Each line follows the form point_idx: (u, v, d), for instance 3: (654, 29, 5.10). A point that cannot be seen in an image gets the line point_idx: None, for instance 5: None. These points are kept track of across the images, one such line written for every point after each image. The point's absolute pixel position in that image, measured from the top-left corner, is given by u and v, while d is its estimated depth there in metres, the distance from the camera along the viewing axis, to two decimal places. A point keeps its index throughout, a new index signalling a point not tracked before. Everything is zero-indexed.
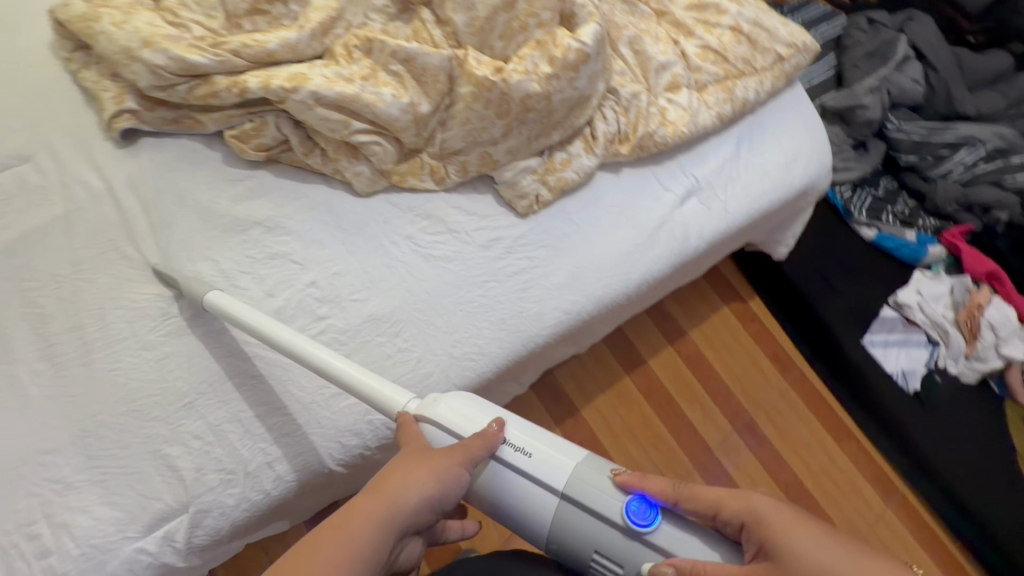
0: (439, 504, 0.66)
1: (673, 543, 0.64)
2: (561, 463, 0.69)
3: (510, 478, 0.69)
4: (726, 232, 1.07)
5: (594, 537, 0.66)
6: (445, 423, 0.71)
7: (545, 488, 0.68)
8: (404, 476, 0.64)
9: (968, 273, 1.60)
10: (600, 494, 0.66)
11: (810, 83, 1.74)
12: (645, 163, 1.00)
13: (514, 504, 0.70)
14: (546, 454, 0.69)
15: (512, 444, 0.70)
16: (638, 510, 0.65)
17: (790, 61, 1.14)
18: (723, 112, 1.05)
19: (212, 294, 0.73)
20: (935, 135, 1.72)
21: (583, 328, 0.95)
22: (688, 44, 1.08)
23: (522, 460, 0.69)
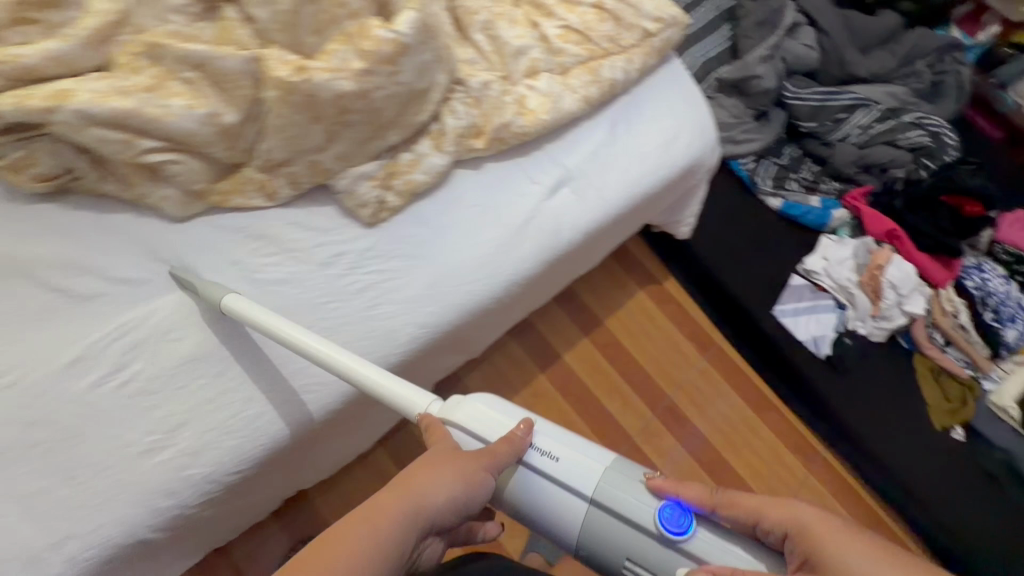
0: (464, 506, 0.65)
1: (706, 550, 0.62)
2: (588, 467, 0.68)
3: (536, 482, 0.69)
4: (605, 220, 1.02)
5: (626, 543, 0.65)
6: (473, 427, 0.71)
7: (574, 494, 0.67)
8: (429, 475, 0.64)
9: (870, 234, 1.62)
10: (628, 499, 0.65)
11: (706, 57, 1.69)
12: (509, 155, 0.94)
13: (543, 510, 0.69)
14: (574, 458, 0.69)
15: (539, 447, 0.70)
16: (671, 516, 0.63)
17: (660, 36, 1.09)
18: (590, 95, 1.00)
19: (229, 298, 0.72)
20: (832, 99, 1.73)
21: (455, 337, 0.91)
22: (549, 25, 1.01)
23: (549, 464, 0.69)
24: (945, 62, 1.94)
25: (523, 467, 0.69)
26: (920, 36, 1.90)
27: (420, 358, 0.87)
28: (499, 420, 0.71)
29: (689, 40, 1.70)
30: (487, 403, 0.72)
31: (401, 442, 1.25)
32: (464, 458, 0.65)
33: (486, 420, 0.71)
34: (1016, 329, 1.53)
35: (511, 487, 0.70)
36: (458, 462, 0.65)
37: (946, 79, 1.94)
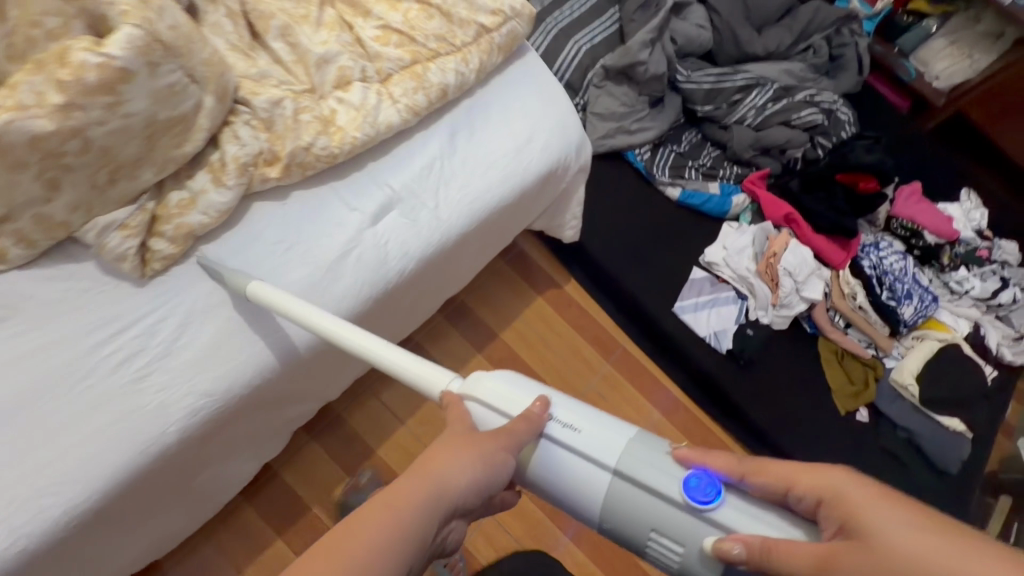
0: (486, 491, 0.59)
1: (738, 520, 0.54)
2: (610, 436, 0.61)
3: (552, 454, 0.62)
4: (444, 242, 0.92)
5: (651, 517, 0.57)
6: (490, 399, 0.65)
7: (594, 465, 0.60)
8: (449, 458, 0.58)
9: (769, 219, 1.58)
10: (657, 470, 0.58)
11: (591, 43, 1.60)
12: (320, 180, 0.83)
13: (559, 482, 0.62)
14: (595, 428, 0.62)
15: (557, 417, 0.63)
16: (698, 486, 0.56)
17: (500, 30, 0.99)
18: (415, 104, 0.89)
19: (253, 286, 0.72)
20: (725, 81, 1.67)
21: (266, 393, 0.81)
22: (365, 26, 0.90)
23: (569, 435, 0.62)
24: (842, 35, 1.90)
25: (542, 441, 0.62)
26: (815, 9, 1.85)
27: (216, 425, 0.77)
28: (518, 392, 0.65)
29: (574, 24, 1.60)
30: (508, 378, 0.66)
31: (268, 499, 1.16)
32: (487, 439, 0.60)
33: (503, 394, 0.65)
34: (912, 306, 1.52)
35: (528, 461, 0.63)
36: (479, 445, 0.59)
37: (845, 52, 1.90)
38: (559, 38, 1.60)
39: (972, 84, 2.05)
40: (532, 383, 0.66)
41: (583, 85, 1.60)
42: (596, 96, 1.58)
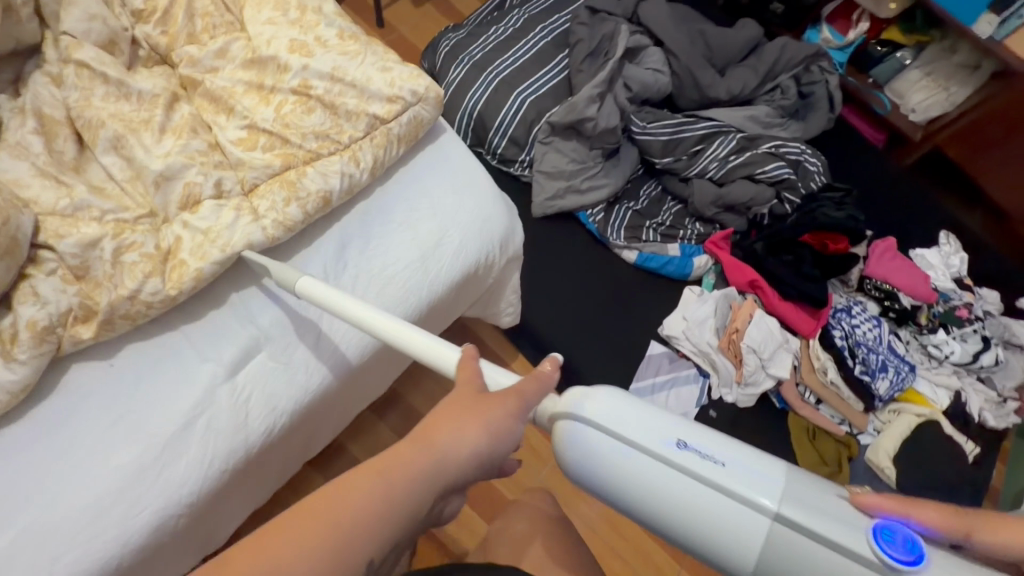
0: (487, 462, 0.59)
1: None
2: (757, 475, 0.51)
3: (683, 489, 0.52)
4: (332, 380, 0.78)
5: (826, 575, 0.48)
6: (597, 421, 0.56)
7: (748, 508, 0.50)
8: (454, 428, 0.58)
9: (732, 284, 1.47)
10: (831, 519, 0.49)
11: (537, 94, 1.46)
12: (162, 327, 0.69)
13: (692, 528, 0.52)
14: (741, 464, 0.52)
15: (690, 445, 0.53)
16: (895, 541, 0.48)
17: (399, 119, 0.84)
18: (288, 219, 0.74)
19: (306, 281, 0.70)
20: (685, 131, 1.54)
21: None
22: (226, 127, 0.76)
23: (714, 471, 0.51)
24: (812, 72, 1.76)
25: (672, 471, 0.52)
26: (781, 47, 1.72)
27: None
28: (636, 417, 0.55)
29: (516, 73, 1.47)
30: (613, 396, 0.57)
31: None
32: (492, 406, 0.59)
33: (618, 417, 0.55)
34: (886, 379, 1.39)
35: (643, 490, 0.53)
36: (480, 413, 0.59)
37: (815, 91, 1.77)
38: (500, 90, 1.46)
39: (952, 117, 1.91)
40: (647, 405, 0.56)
41: (528, 141, 1.46)
42: (542, 153, 1.45)
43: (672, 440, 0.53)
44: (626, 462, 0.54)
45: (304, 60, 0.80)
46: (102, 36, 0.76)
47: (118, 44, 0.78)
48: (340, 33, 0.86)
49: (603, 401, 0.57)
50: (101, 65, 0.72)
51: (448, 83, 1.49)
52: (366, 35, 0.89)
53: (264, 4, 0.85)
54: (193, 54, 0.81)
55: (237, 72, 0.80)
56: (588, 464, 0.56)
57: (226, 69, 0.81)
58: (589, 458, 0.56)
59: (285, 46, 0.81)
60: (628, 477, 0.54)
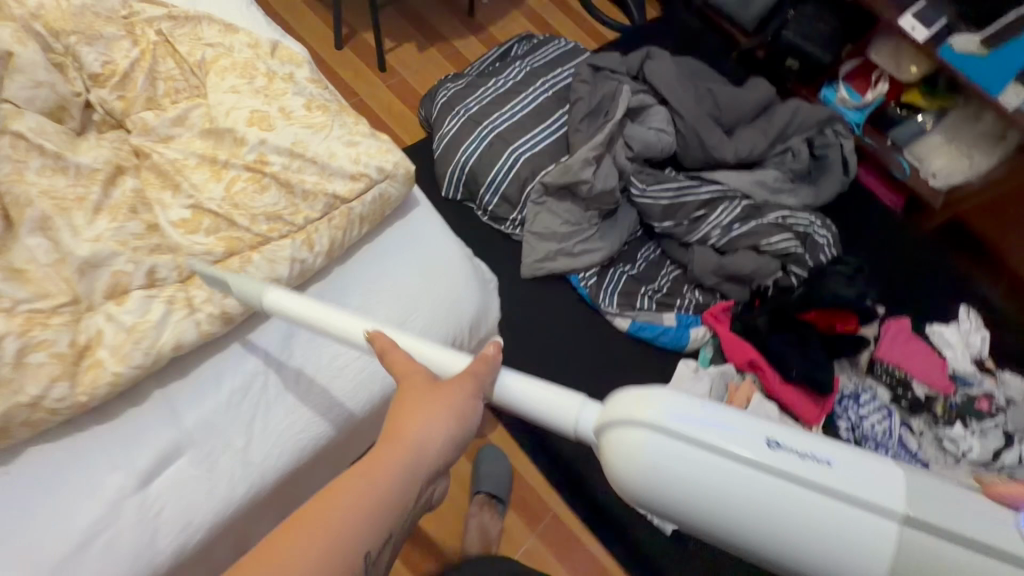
0: (461, 439, 0.60)
1: None
2: (875, 473, 0.41)
3: (769, 496, 0.41)
4: (260, 491, 0.69)
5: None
6: (660, 427, 0.44)
7: (873, 513, 0.39)
8: (416, 421, 0.58)
9: (731, 361, 1.37)
10: (971, 518, 0.39)
11: (531, 152, 1.40)
12: (69, 429, 0.63)
13: (795, 553, 0.42)
14: (854, 463, 0.42)
15: (786, 444, 0.43)
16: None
17: (362, 198, 0.78)
18: (226, 313, 0.68)
19: (267, 290, 0.65)
20: (687, 195, 1.47)
21: None
22: (168, 205, 0.70)
23: (826, 474, 0.41)
24: (826, 135, 1.68)
25: (764, 477, 0.41)
26: (793, 110, 1.65)
27: None
28: (710, 415, 0.44)
29: (512, 129, 1.42)
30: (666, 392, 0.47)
31: None
32: (448, 392, 0.58)
33: (678, 422, 0.44)
34: None
35: (713, 505, 0.42)
36: (438, 400, 0.58)
37: (828, 154, 1.66)
38: (494, 145, 1.40)
39: (975, 185, 1.80)
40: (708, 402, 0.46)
41: (521, 199, 1.40)
42: (534, 214, 1.38)
43: (760, 439, 0.43)
44: (690, 471, 0.43)
45: (263, 134, 0.75)
46: (49, 102, 0.71)
47: (67, 110, 0.73)
48: (307, 103, 0.81)
49: (656, 399, 0.46)
50: (42, 137, 0.68)
51: (442, 135, 1.44)
52: (337, 106, 0.84)
53: (230, 72, 0.81)
54: (148, 121, 0.77)
55: (192, 144, 0.75)
56: (649, 481, 0.44)
57: (182, 137, 0.76)
58: (650, 472, 0.44)
59: (244, 118, 0.76)
60: (690, 488, 0.43)
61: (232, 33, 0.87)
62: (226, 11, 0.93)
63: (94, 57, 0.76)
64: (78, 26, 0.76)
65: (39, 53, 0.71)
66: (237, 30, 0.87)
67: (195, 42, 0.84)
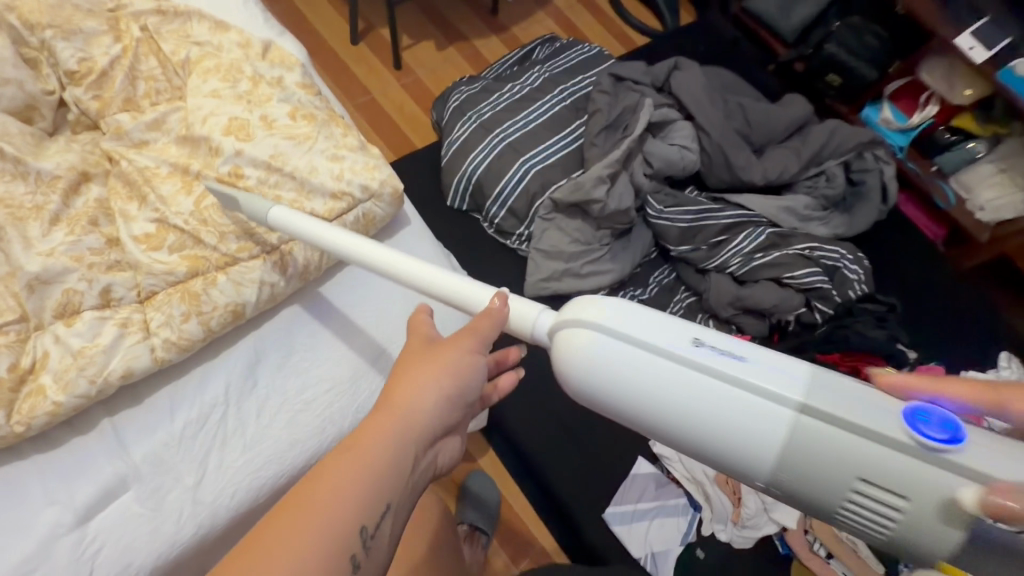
0: (457, 401, 0.60)
1: (1003, 468, 0.40)
2: (791, 369, 0.47)
3: (699, 391, 0.47)
4: (211, 531, 0.64)
5: (855, 461, 0.42)
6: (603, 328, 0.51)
7: (769, 399, 0.45)
8: (416, 379, 0.58)
9: None
10: (848, 400, 0.44)
11: (543, 164, 1.33)
12: (9, 457, 0.59)
13: (726, 442, 0.46)
14: (772, 359, 0.47)
15: (710, 343, 0.49)
16: (930, 421, 0.43)
17: (343, 219, 0.73)
18: (183, 341, 0.63)
19: (275, 211, 0.65)
20: (707, 219, 1.37)
21: None
22: (132, 218, 0.66)
23: (737, 367, 0.47)
24: (864, 160, 1.55)
25: (690, 372, 0.47)
26: (830, 132, 1.53)
27: None
28: (646, 322, 0.50)
29: (525, 139, 1.35)
30: (617, 302, 0.52)
31: None
32: (446, 349, 0.59)
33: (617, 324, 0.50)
34: None
35: (647, 394, 0.48)
36: (437, 359, 0.59)
37: (866, 179, 1.54)
38: (504, 155, 1.33)
39: None
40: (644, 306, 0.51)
41: (529, 214, 1.33)
42: (542, 231, 1.31)
43: (687, 338, 0.49)
44: (631, 370, 0.49)
45: (240, 143, 0.70)
46: (16, 101, 0.68)
47: (38, 109, 0.70)
48: (292, 111, 0.75)
49: (603, 306, 0.52)
50: (4, 140, 0.64)
51: (451, 141, 1.38)
52: (325, 115, 0.78)
53: (213, 74, 0.76)
54: (123, 124, 0.72)
55: (166, 151, 0.71)
56: (587, 370, 0.51)
57: (156, 142, 0.72)
58: (590, 367, 0.50)
59: (222, 125, 0.71)
60: (626, 378, 0.49)
61: (222, 31, 0.82)
62: (220, 6, 0.88)
63: (70, 54, 0.72)
64: (55, 19, 0.72)
65: (9, 49, 0.67)
66: (228, 28, 0.82)
67: (181, 39, 0.79)
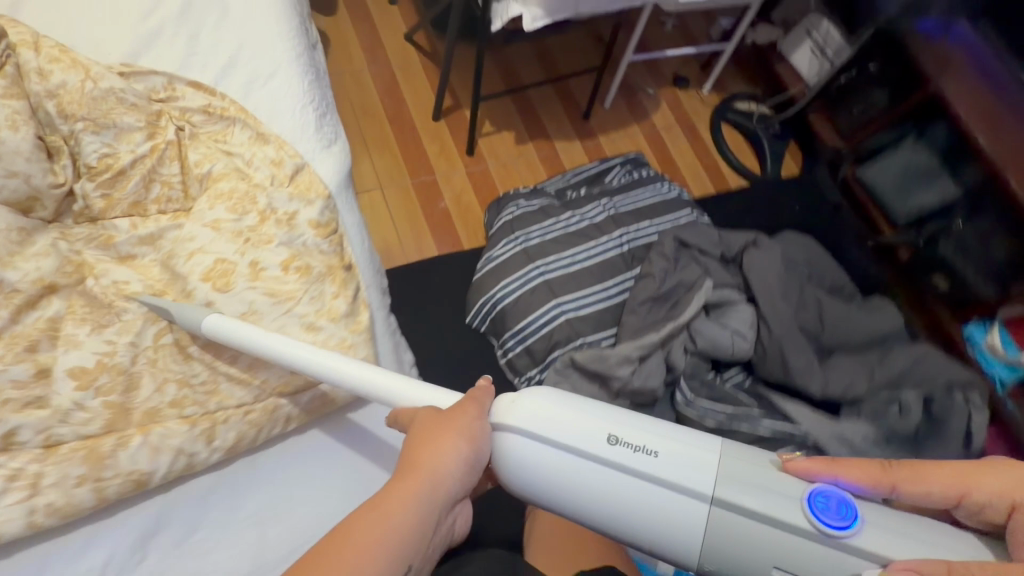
0: (474, 470, 0.61)
1: (885, 545, 0.54)
2: (695, 463, 0.59)
3: (620, 482, 0.59)
4: None
5: (775, 550, 0.56)
6: (533, 430, 0.62)
7: (691, 497, 0.58)
8: (436, 447, 0.60)
9: None
10: (761, 492, 0.57)
11: (577, 313, 1.23)
12: None
13: (655, 526, 0.59)
14: (675, 456, 0.59)
15: (623, 440, 0.60)
16: (827, 508, 0.56)
17: (296, 396, 0.68)
18: (70, 508, 0.56)
19: (211, 318, 0.63)
20: (740, 424, 1.18)
21: None
22: (74, 346, 0.61)
23: (647, 464, 0.59)
24: (953, 399, 1.24)
25: (607, 467, 0.59)
26: (916, 358, 1.29)
27: None
28: (569, 420, 0.61)
29: (565, 281, 1.25)
30: (544, 395, 0.63)
31: None
32: (459, 419, 0.62)
33: (546, 423, 0.61)
34: None
35: (575, 480, 0.61)
36: (455, 426, 0.61)
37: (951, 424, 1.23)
38: (537, 292, 1.24)
39: None
40: (562, 397, 0.63)
41: (544, 361, 1.21)
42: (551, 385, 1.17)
43: (603, 438, 0.60)
44: (566, 465, 0.61)
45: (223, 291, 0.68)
46: (16, 193, 0.65)
47: (40, 200, 0.67)
48: (288, 261, 0.72)
49: (533, 403, 0.63)
50: None
51: (489, 257, 1.30)
52: (325, 266, 0.75)
53: (224, 200, 0.73)
54: (117, 232, 0.70)
55: (146, 281, 0.68)
56: (532, 462, 0.62)
57: (141, 261, 0.70)
58: (536, 459, 0.62)
59: (205, 266, 0.69)
60: (555, 468, 0.61)
61: (260, 144, 0.79)
62: (275, 114, 0.86)
63: (94, 149, 0.70)
64: (92, 112, 0.70)
65: (28, 140, 0.65)
66: (267, 142, 0.80)
67: (213, 146, 0.77)
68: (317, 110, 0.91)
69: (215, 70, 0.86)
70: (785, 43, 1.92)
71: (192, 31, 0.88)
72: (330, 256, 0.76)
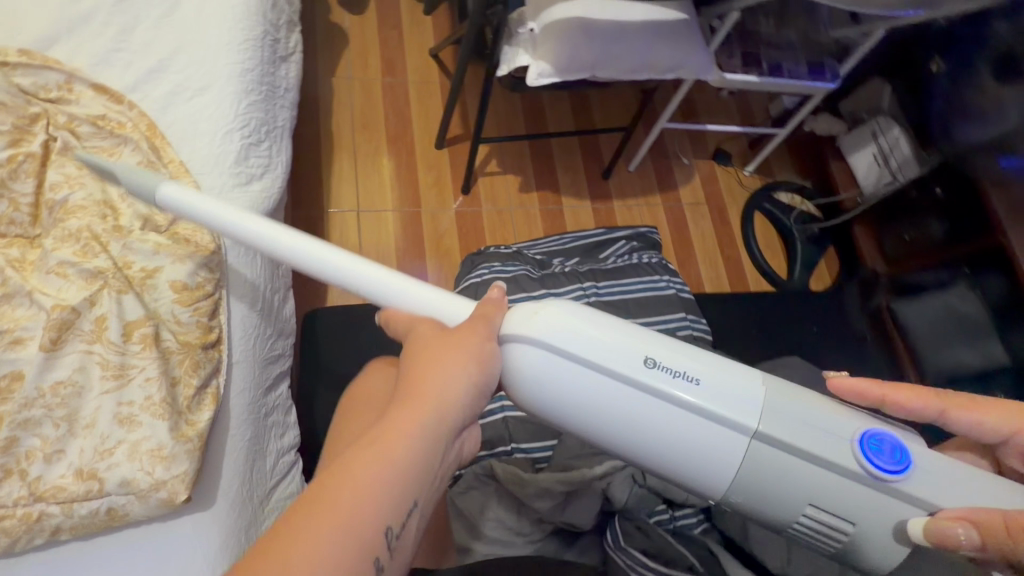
0: (482, 394, 0.51)
1: (934, 492, 0.48)
2: (737, 392, 0.51)
3: (657, 412, 0.51)
4: None
5: (813, 489, 0.50)
6: (557, 343, 0.52)
7: (731, 427, 0.50)
8: (436, 365, 0.49)
9: None
10: (811, 429, 0.50)
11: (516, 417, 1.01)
12: None
13: (682, 459, 0.52)
14: (717, 384, 0.50)
15: (661, 364, 0.51)
16: (881, 450, 0.49)
17: (70, 507, 0.55)
18: None
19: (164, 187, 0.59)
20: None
21: None
22: None
23: (689, 390, 0.50)
24: None
25: (637, 392, 0.50)
26: None
27: None
28: (600, 334, 0.52)
29: None
30: (574, 310, 0.53)
31: None
32: (462, 335, 0.51)
33: (573, 333, 0.51)
34: None
35: (603, 407, 0.52)
36: (457, 344, 0.51)
37: None
38: None
39: None
40: (586, 312, 0.53)
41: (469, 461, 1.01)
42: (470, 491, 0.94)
43: (640, 359, 0.51)
44: (593, 385, 0.51)
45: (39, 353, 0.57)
46: None
47: None
48: (134, 324, 0.60)
49: (560, 314, 0.53)
50: None
51: None
52: (181, 344, 0.63)
53: (70, 243, 0.63)
54: None
55: None
56: (550, 383, 0.52)
57: None
58: (556, 381, 0.52)
59: (16, 326, 0.58)
60: (578, 390, 0.52)
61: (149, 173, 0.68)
62: (191, 134, 0.74)
63: None
64: None
65: None
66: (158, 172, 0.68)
67: (93, 173, 0.67)
68: (246, 138, 0.77)
69: (133, 76, 0.74)
70: (846, 141, 1.69)
71: (126, 22, 0.76)
72: (190, 330, 0.63)
